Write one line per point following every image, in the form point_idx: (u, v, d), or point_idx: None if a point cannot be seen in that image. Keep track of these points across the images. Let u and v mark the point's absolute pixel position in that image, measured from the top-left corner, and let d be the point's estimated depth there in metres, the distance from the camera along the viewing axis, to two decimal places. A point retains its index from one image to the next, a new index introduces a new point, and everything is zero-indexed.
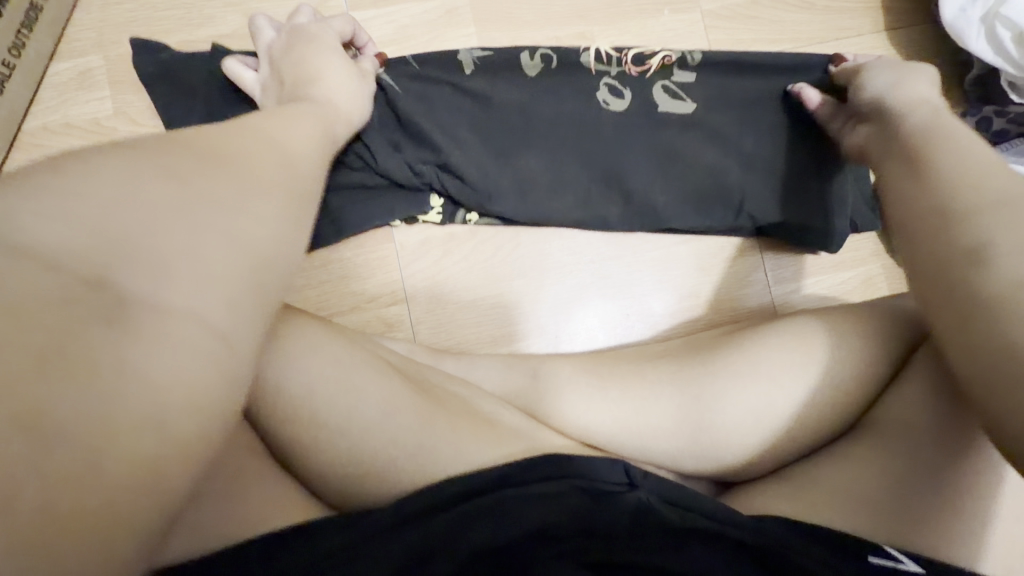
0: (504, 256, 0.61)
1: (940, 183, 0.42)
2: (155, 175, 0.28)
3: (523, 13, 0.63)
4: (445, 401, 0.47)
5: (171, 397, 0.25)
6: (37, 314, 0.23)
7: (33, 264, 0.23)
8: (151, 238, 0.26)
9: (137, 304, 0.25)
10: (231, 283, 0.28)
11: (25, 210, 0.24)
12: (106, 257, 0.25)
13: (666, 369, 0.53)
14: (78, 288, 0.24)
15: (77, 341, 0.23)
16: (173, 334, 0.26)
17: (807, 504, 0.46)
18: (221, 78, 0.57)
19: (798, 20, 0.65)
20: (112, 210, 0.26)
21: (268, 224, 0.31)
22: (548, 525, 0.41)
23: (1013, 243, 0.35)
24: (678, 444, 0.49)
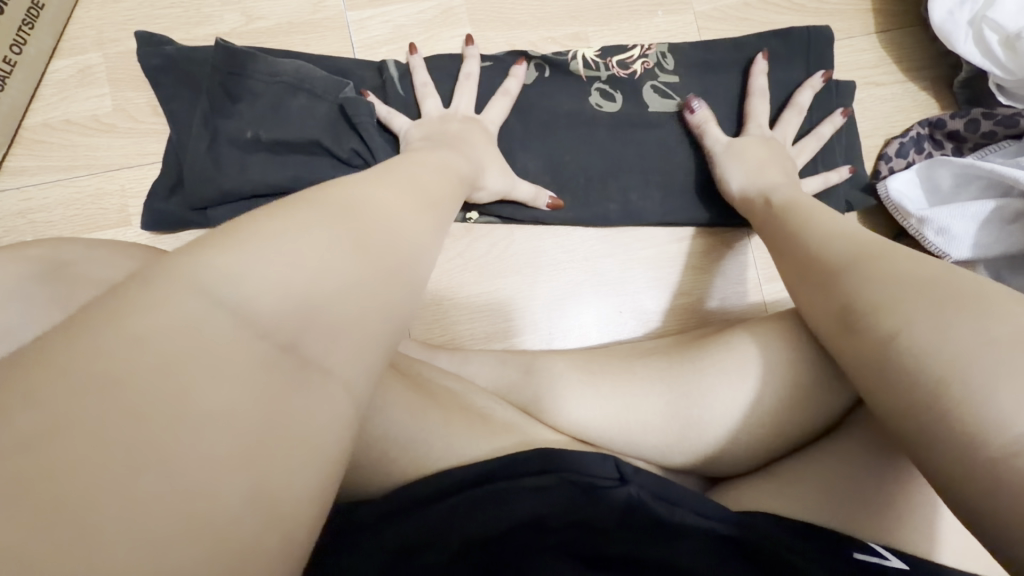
0: (499, 253, 0.62)
1: (824, 246, 0.44)
2: (329, 242, 0.27)
3: (518, 13, 0.64)
4: (439, 396, 0.48)
5: (327, 442, 0.23)
6: (239, 365, 0.22)
7: (235, 321, 0.23)
8: (325, 309, 0.25)
9: (310, 367, 0.24)
10: (365, 344, 0.26)
11: (246, 274, 0.24)
12: (303, 324, 0.24)
13: (655, 366, 0.54)
14: (274, 350, 0.23)
15: (260, 396, 0.22)
16: (331, 397, 0.24)
17: (793, 500, 0.46)
18: (222, 69, 0.56)
19: (791, 22, 0.65)
20: (306, 279, 0.25)
21: (390, 289, 0.28)
22: (539, 518, 0.42)
23: (879, 267, 0.38)
24: (666, 439, 0.50)
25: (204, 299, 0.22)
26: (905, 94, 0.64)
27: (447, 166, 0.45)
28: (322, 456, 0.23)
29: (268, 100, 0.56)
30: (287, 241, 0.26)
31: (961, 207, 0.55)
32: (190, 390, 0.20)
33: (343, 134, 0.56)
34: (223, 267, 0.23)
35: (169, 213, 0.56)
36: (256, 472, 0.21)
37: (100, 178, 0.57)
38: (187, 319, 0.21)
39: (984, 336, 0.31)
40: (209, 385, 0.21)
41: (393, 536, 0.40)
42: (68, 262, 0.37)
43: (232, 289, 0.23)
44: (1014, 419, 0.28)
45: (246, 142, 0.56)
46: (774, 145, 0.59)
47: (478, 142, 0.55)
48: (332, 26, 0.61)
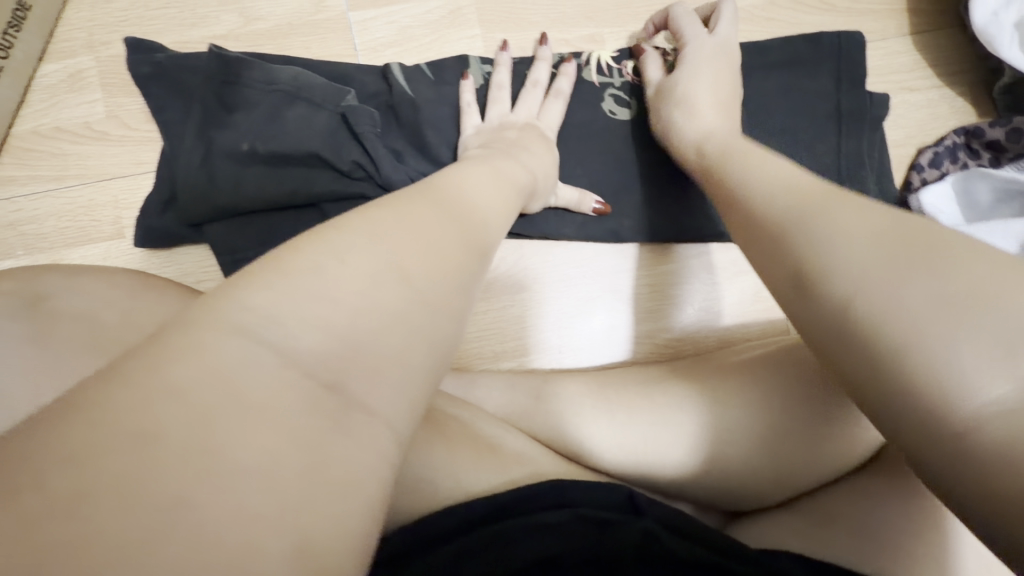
0: (509, 268, 0.59)
1: (761, 205, 0.36)
2: (379, 272, 0.25)
3: (530, 13, 0.60)
4: (446, 426, 0.45)
5: (368, 493, 0.21)
6: (278, 406, 0.20)
7: (278, 363, 0.21)
8: (368, 347, 0.24)
9: (353, 406, 0.23)
10: (408, 380, 0.25)
11: (284, 309, 0.22)
12: (345, 361, 0.23)
13: (674, 391, 0.51)
14: (316, 389, 0.22)
15: (304, 444, 0.20)
16: (375, 438, 0.22)
17: (818, 538, 0.44)
18: (217, 78, 0.53)
19: (819, 22, 0.61)
20: (346, 312, 0.24)
21: (435, 321, 0.26)
22: (552, 556, 0.39)
23: (833, 219, 0.31)
24: (683, 471, 0.48)
25: (242, 337, 0.21)
26: (940, 100, 0.61)
27: (503, 183, 0.40)
28: (363, 498, 0.21)
29: (266, 109, 0.53)
30: (327, 269, 0.24)
31: (1003, 223, 0.52)
32: (227, 440, 0.19)
33: (345, 144, 0.54)
34: (259, 305, 0.22)
35: (163, 229, 0.54)
36: (299, 527, 0.19)
37: (92, 189, 0.55)
38: (226, 365, 0.20)
39: (947, 290, 0.25)
40: (250, 434, 0.19)
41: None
42: (45, 295, 0.34)
43: (275, 327, 0.22)
44: (985, 383, 0.23)
45: (243, 154, 0.53)
46: (717, 58, 0.53)
47: (538, 148, 0.51)
48: (334, 27, 0.58)
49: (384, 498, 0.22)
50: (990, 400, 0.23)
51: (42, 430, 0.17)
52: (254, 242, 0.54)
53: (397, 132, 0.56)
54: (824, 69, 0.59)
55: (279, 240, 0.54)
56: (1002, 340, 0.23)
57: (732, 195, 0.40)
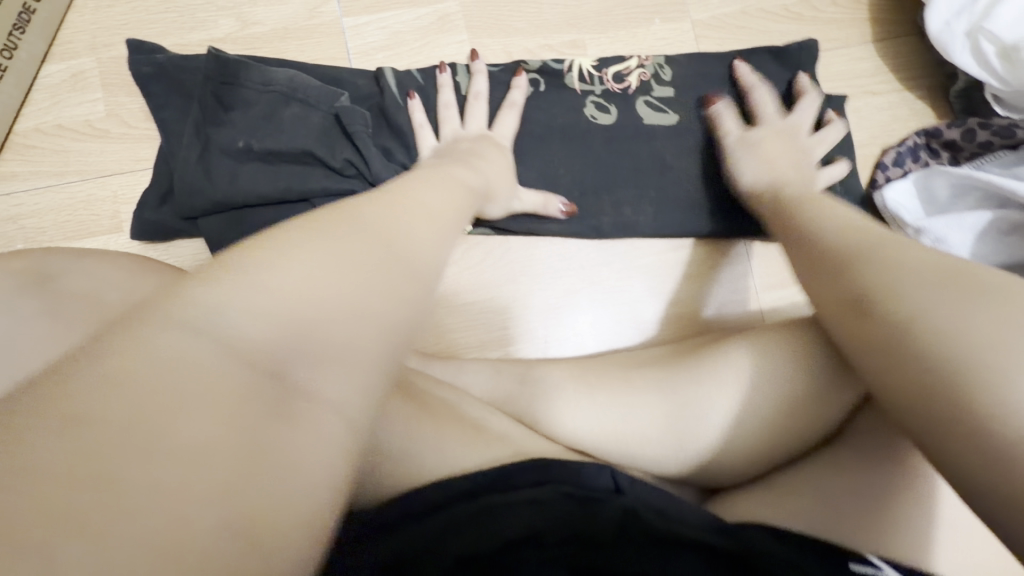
0: (495, 261, 0.62)
1: (829, 242, 0.40)
2: (325, 261, 0.26)
3: (515, 20, 0.63)
4: (434, 407, 0.47)
5: (320, 474, 0.22)
6: (218, 389, 0.21)
7: (222, 349, 0.22)
8: (312, 332, 0.24)
9: (300, 393, 0.23)
10: (361, 363, 0.25)
11: (227, 300, 0.23)
12: (289, 347, 0.24)
13: (653, 376, 0.53)
14: (259, 374, 0.22)
15: (243, 426, 0.21)
16: (323, 420, 0.23)
17: (789, 511, 0.45)
18: (214, 78, 0.56)
19: (788, 30, 0.65)
20: (291, 301, 0.24)
21: (392, 299, 0.27)
22: (533, 530, 0.40)
23: (900, 252, 0.35)
24: (662, 450, 0.50)
25: (183, 324, 0.22)
26: (901, 103, 0.64)
27: (447, 186, 0.41)
28: (312, 477, 0.21)
29: (262, 109, 0.56)
30: (273, 262, 0.25)
31: (958, 216, 0.56)
32: (162, 417, 0.19)
33: (337, 144, 0.56)
34: (204, 299, 0.23)
35: (160, 222, 0.55)
36: (242, 503, 0.19)
37: (91, 184, 0.57)
38: (168, 351, 0.21)
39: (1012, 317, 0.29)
40: (189, 415, 0.20)
41: (385, 548, 0.39)
42: (49, 277, 0.36)
43: (216, 316, 0.22)
44: None
45: (238, 151, 0.55)
46: (788, 136, 0.57)
47: (491, 155, 0.53)
48: (328, 32, 0.61)
49: (343, 483, 0.23)
50: None
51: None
52: (248, 234, 0.55)
53: (387, 132, 0.58)
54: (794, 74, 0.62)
55: (271, 233, 0.56)
56: None
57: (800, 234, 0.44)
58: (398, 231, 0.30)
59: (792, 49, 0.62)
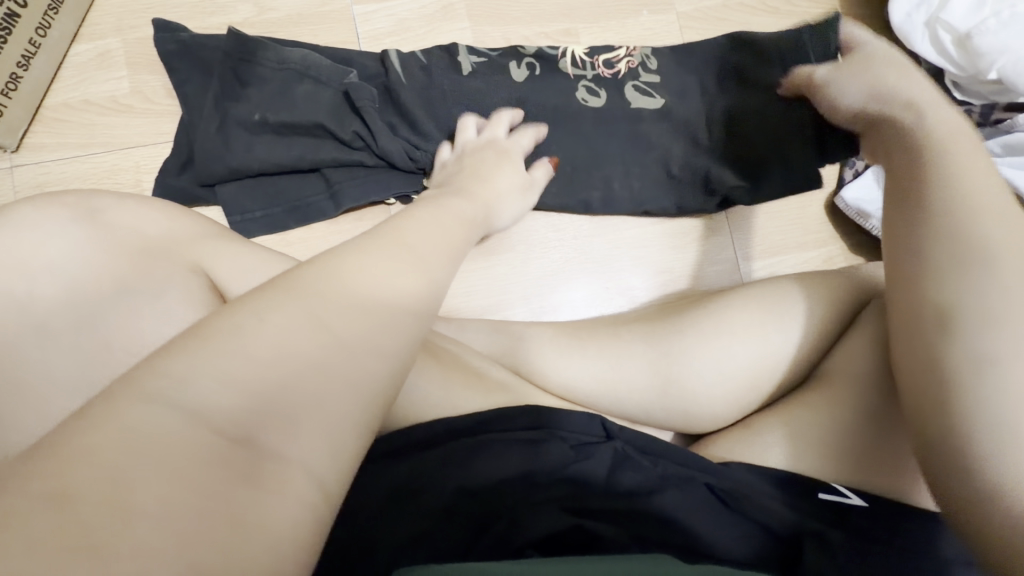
0: (494, 232, 0.65)
1: (948, 234, 0.43)
2: (293, 317, 0.24)
3: (513, 10, 0.68)
4: (440, 354, 0.51)
5: (294, 544, 0.21)
6: (183, 472, 0.20)
7: (185, 422, 0.20)
8: (288, 395, 0.23)
9: (270, 460, 0.22)
10: (343, 421, 0.24)
11: (194, 371, 0.21)
12: (258, 415, 0.22)
13: (639, 330, 0.58)
14: (225, 446, 0.21)
15: (212, 507, 0.19)
16: (295, 491, 0.22)
17: (765, 450, 0.50)
18: (233, 56, 0.60)
19: (765, 23, 0.70)
20: (264, 364, 0.23)
21: (383, 354, 0.26)
22: (529, 471, 0.45)
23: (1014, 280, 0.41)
24: (650, 399, 0.54)
25: (146, 401, 0.20)
26: None
27: (442, 219, 0.38)
28: (285, 560, 0.20)
29: (277, 85, 0.60)
30: (245, 325, 0.23)
31: None
32: (130, 506, 0.18)
33: (346, 118, 0.60)
34: (170, 372, 0.21)
35: (180, 187, 0.59)
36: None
37: (116, 156, 0.61)
38: (131, 434, 0.19)
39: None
40: (152, 498, 0.18)
41: (393, 473, 0.44)
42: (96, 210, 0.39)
43: (185, 390, 0.21)
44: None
45: (254, 124, 0.59)
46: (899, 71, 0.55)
47: (497, 177, 0.54)
48: (340, 18, 0.65)
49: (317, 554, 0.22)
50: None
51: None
52: (262, 201, 0.60)
53: (390, 108, 0.63)
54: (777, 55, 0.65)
55: (283, 200, 0.60)
56: None
57: (897, 218, 0.47)
58: (383, 280, 0.28)
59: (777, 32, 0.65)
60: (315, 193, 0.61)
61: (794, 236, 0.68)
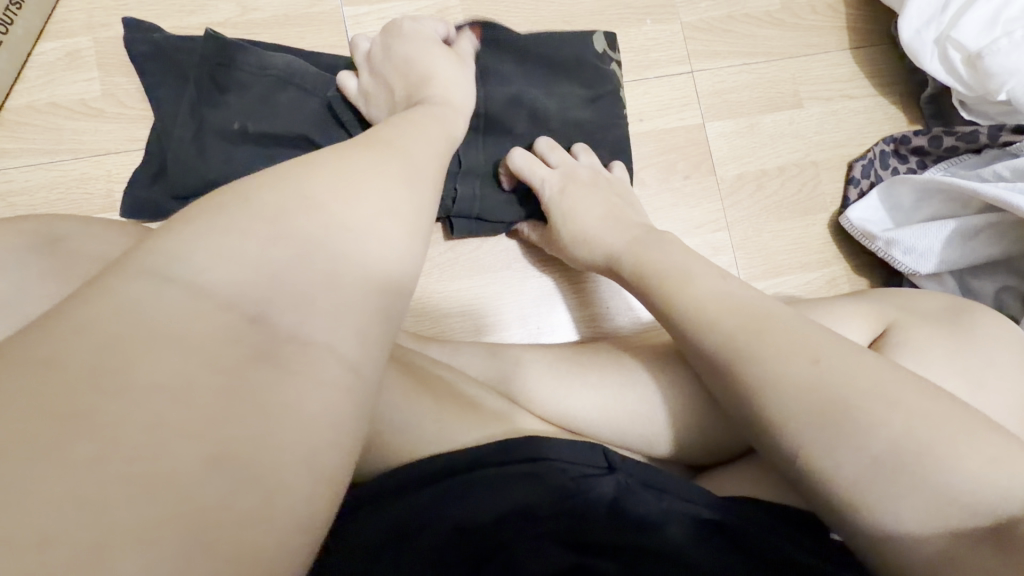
0: (490, 249, 0.63)
1: (734, 314, 0.42)
2: (284, 211, 0.28)
3: (512, 15, 0.65)
4: (432, 383, 0.48)
5: (313, 409, 0.24)
6: (199, 338, 0.23)
7: (191, 301, 0.24)
8: (289, 276, 0.26)
9: (285, 341, 0.25)
10: (349, 308, 0.27)
11: (196, 253, 0.25)
12: (266, 295, 0.26)
13: (643, 357, 0.56)
14: (238, 322, 0.25)
15: (226, 369, 0.23)
16: (311, 362, 0.25)
17: (770, 481, 0.49)
18: (211, 61, 0.56)
19: (770, 35, 0.68)
20: (262, 252, 0.26)
21: (382, 243, 0.29)
22: (528, 507, 0.42)
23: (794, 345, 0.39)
24: (654, 428, 0.52)
25: (156, 279, 0.24)
26: (876, 107, 0.68)
27: (430, 139, 0.39)
28: (303, 422, 0.24)
29: (258, 92, 0.57)
30: (240, 220, 0.27)
31: (925, 227, 0.59)
32: (148, 362, 0.22)
33: (332, 130, 0.57)
34: (173, 254, 0.25)
35: (147, 200, 0.56)
36: (219, 434, 0.22)
37: (86, 163, 0.57)
38: (145, 305, 0.23)
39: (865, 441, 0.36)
40: (168, 359, 0.22)
41: (385, 515, 0.41)
42: (65, 238, 0.37)
43: (185, 267, 0.25)
44: (900, 516, 0.35)
45: (233, 133, 0.56)
46: (598, 180, 0.58)
47: (590, 194, 0.57)
48: (329, 20, 0.62)
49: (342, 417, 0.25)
50: (902, 526, 0.35)
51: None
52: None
53: None
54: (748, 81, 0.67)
55: None
56: (913, 501, 0.35)
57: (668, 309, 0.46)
58: (369, 187, 0.30)
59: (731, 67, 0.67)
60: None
61: (797, 256, 0.64)
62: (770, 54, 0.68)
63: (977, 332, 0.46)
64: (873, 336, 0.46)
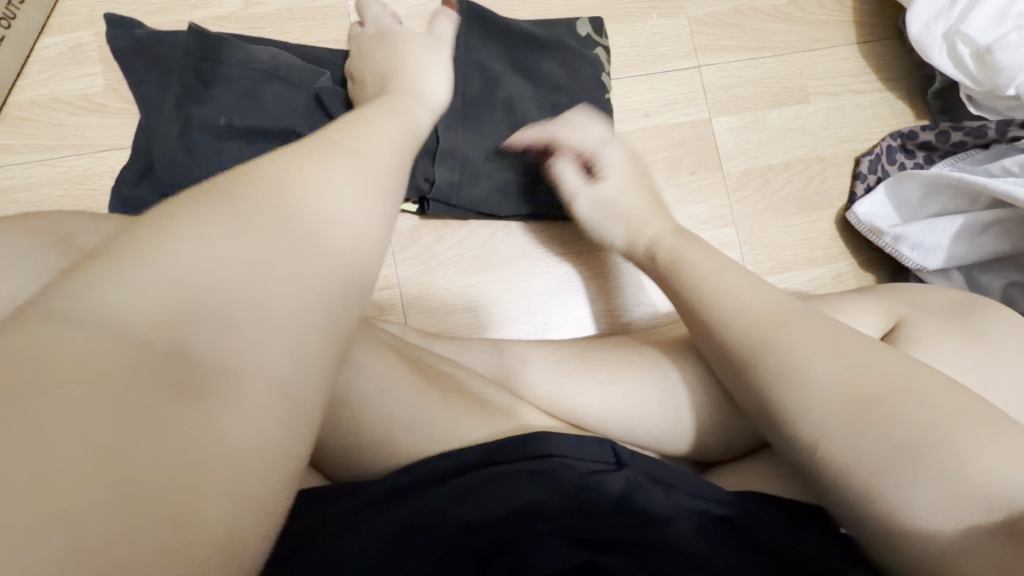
0: (497, 244, 0.63)
1: (735, 311, 0.43)
2: (209, 231, 0.25)
3: (516, 10, 0.65)
4: (440, 380, 0.48)
5: (240, 443, 0.23)
6: (103, 375, 0.21)
7: (96, 334, 0.22)
8: (213, 299, 0.24)
9: (206, 370, 0.23)
10: (285, 328, 0.25)
11: (102, 283, 0.23)
12: (184, 321, 0.24)
13: (651, 353, 0.56)
14: (150, 355, 0.22)
15: (135, 407, 0.21)
16: (238, 392, 0.23)
17: (778, 478, 0.49)
18: (195, 55, 0.55)
19: (776, 30, 0.68)
20: (183, 275, 0.24)
21: (324, 259, 0.28)
22: (536, 503, 0.42)
23: (797, 338, 0.40)
24: (661, 424, 0.52)
25: (55, 317, 0.22)
26: (882, 102, 0.68)
27: (388, 129, 0.38)
28: (230, 458, 0.22)
29: (244, 86, 0.56)
30: (156, 242, 0.24)
31: (930, 223, 0.59)
32: (40, 408, 0.19)
33: (319, 121, 0.57)
34: (74, 286, 0.23)
35: (136, 198, 0.55)
36: (130, 481, 0.20)
37: (89, 159, 0.57)
38: (39, 344, 0.21)
39: (892, 439, 0.35)
40: (64, 402, 0.20)
41: (394, 514, 0.40)
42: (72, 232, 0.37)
43: (91, 301, 0.22)
44: (931, 514, 0.34)
45: (220, 128, 0.55)
46: (637, 164, 0.58)
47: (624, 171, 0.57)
48: (333, 13, 0.61)
49: (275, 447, 0.24)
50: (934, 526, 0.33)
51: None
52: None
53: None
54: (755, 77, 0.67)
55: None
56: (948, 501, 0.33)
57: (687, 303, 0.47)
58: (304, 192, 0.29)
59: (738, 60, 0.67)
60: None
61: (804, 252, 0.64)
62: (777, 49, 0.67)
63: (986, 329, 0.45)
64: (882, 333, 0.46)
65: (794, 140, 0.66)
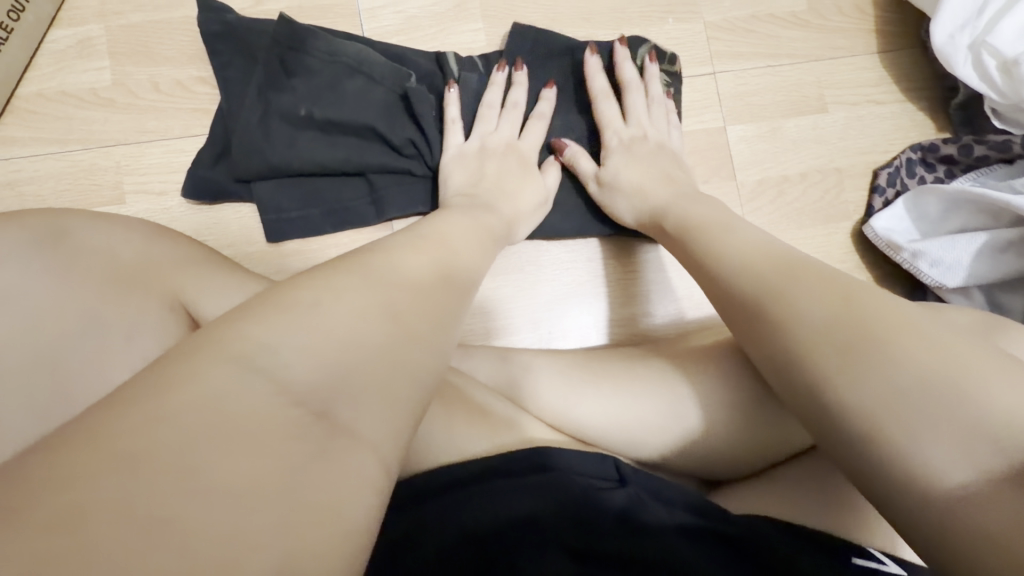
0: (502, 251, 0.62)
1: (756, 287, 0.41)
2: (359, 303, 0.28)
3: (529, 11, 0.63)
4: (441, 389, 0.47)
5: (361, 506, 0.23)
6: (269, 428, 0.22)
7: (268, 390, 0.23)
8: (354, 369, 0.26)
9: (340, 434, 0.24)
10: (397, 402, 0.26)
11: (274, 343, 0.25)
12: (333, 389, 0.25)
13: (657, 366, 0.54)
14: (305, 414, 0.24)
15: (289, 460, 0.22)
16: (360, 460, 0.24)
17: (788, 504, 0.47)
18: (237, 49, 0.57)
19: (795, 37, 0.66)
20: (335, 343, 0.26)
21: (436, 346, 0.30)
22: (535, 515, 0.40)
23: (809, 308, 0.37)
24: (666, 440, 0.51)
25: (231, 366, 0.23)
26: (903, 113, 0.66)
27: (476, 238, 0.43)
28: (356, 519, 0.22)
29: (273, 76, 0.57)
30: (315, 311, 0.27)
31: (951, 240, 0.57)
32: (222, 458, 0.20)
33: (345, 122, 0.57)
34: (251, 343, 0.24)
35: (210, 180, 0.56)
36: (284, 531, 0.20)
37: (94, 154, 0.56)
38: (220, 393, 0.22)
39: (929, 409, 0.32)
40: (242, 453, 0.21)
41: (388, 526, 0.39)
42: (65, 229, 0.39)
43: (264, 360, 0.24)
44: (959, 472, 0.30)
45: (299, 118, 0.57)
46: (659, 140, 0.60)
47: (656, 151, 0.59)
48: (344, 12, 0.60)
49: (379, 515, 0.23)
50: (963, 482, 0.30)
51: (25, 461, 0.19)
52: (301, 202, 0.57)
53: (387, 104, 0.58)
54: (771, 84, 0.65)
55: (273, 209, 0.56)
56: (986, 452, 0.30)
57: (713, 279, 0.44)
58: (408, 281, 0.31)
59: (754, 68, 0.65)
60: (357, 197, 0.58)
61: None
62: (795, 56, 0.66)
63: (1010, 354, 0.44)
64: None
65: (810, 150, 0.65)
